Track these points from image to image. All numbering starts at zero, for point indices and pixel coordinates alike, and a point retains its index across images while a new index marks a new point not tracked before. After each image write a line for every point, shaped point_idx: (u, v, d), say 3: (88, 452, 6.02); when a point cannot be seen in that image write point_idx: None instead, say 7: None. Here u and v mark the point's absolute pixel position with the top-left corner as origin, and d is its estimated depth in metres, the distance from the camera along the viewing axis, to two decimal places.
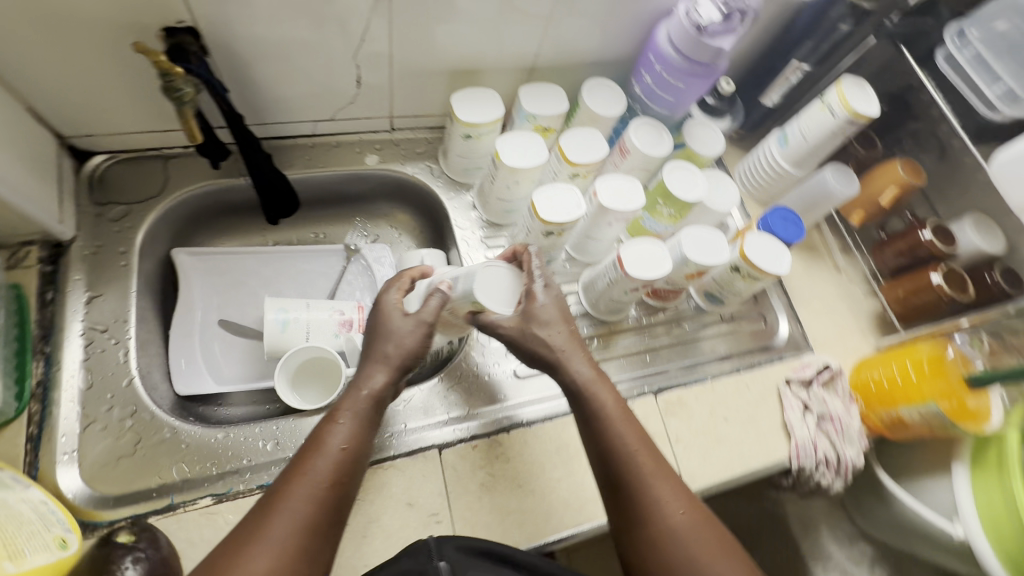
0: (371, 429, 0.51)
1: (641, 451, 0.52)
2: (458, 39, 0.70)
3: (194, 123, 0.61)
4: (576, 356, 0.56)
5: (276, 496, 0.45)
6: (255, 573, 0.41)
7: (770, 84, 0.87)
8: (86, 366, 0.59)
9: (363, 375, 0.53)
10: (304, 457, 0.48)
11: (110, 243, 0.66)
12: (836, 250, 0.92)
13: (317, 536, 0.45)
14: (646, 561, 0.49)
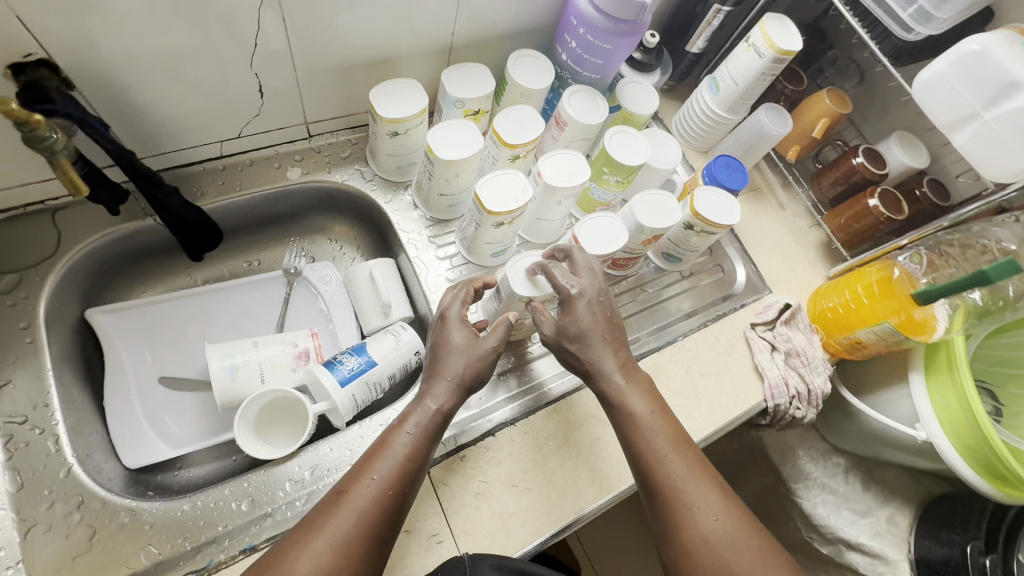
0: (432, 442, 0.53)
1: (676, 459, 0.53)
2: (365, 28, 0.64)
3: (76, 173, 0.52)
4: (610, 363, 0.58)
5: (340, 492, 0.47)
6: (314, 565, 0.43)
7: (693, 31, 0.84)
8: (10, 465, 0.52)
9: (429, 389, 0.55)
10: (368, 459, 0.50)
11: (7, 321, 0.58)
12: (777, 188, 0.94)
13: (369, 540, 0.46)
14: (680, 563, 0.50)
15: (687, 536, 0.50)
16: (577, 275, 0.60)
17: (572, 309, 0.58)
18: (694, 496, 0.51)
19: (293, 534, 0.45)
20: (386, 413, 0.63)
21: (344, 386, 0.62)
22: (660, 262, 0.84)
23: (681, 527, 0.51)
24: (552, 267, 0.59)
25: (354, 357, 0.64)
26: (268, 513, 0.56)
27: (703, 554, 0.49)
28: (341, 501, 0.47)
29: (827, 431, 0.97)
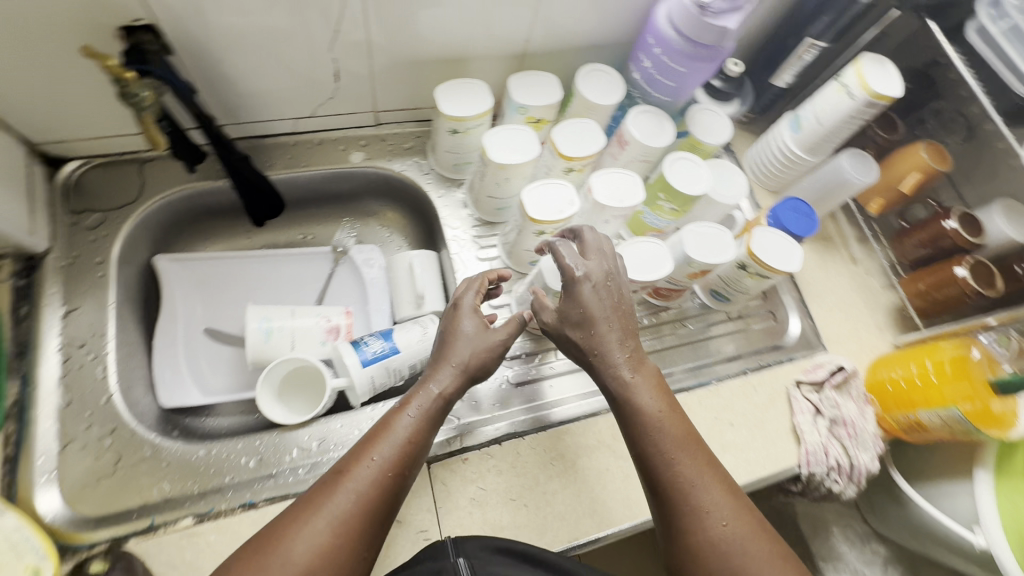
0: (434, 426, 0.52)
1: (685, 458, 0.50)
2: (443, 26, 0.65)
3: (156, 128, 0.57)
4: (621, 356, 0.54)
5: (341, 472, 0.47)
6: (310, 543, 0.43)
7: (781, 63, 0.80)
8: (64, 383, 0.58)
9: (432, 375, 0.54)
10: (369, 441, 0.49)
11: (85, 253, 0.64)
12: (852, 241, 0.87)
13: (371, 520, 0.46)
14: (687, 570, 0.47)
15: (698, 544, 0.47)
16: (584, 257, 0.56)
17: (575, 292, 0.54)
18: (704, 500, 0.48)
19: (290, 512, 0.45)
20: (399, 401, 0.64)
21: (364, 367, 0.64)
22: (706, 299, 0.80)
23: (691, 533, 0.47)
24: (558, 249, 0.56)
25: (380, 340, 0.66)
26: (272, 475, 0.58)
27: (715, 564, 0.46)
28: (341, 480, 0.46)
29: (869, 513, 0.88)
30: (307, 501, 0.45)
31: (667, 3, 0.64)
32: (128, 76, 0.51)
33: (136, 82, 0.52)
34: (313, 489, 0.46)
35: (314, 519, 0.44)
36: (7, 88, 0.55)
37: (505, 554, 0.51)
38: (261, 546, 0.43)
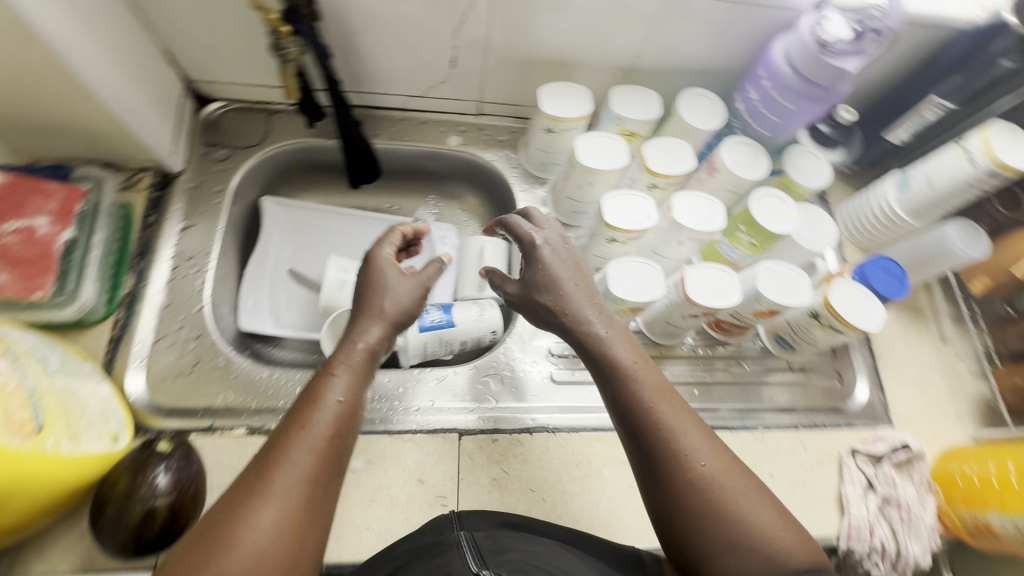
0: (369, 378, 0.50)
1: (660, 402, 0.49)
2: (559, 30, 0.69)
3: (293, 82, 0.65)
4: (594, 313, 0.55)
5: (279, 454, 0.42)
6: (261, 529, 0.38)
7: (899, 119, 0.77)
8: (169, 286, 0.65)
9: (355, 328, 0.52)
10: (299, 413, 0.44)
11: (209, 181, 0.72)
12: (945, 319, 0.81)
13: (327, 491, 0.42)
14: (673, 516, 0.46)
15: (675, 486, 0.46)
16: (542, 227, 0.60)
17: (536, 253, 0.57)
18: (679, 441, 0.47)
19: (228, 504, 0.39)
20: (444, 371, 0.67)
21: (421, 332, 0.67)
22: (769, 344, 0.77)
23: (668, 473, 0.47)
24: (512, 222, 0.60)
25: (439, 311, 0.69)
26: None
27: (694, 502, 0.45)
28: (282, 457, 0.41)
29: None
30: (247, 490, 0.40)
31: (786, 37, 0.64)
32: (285, 27, 0.59)
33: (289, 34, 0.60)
34: (248, 475, 0.41)
35: (266, 505, 0.39)
36: (183, 28, 0.65)
37: (507, 530, 0.50)
38: (205, 545, 0.38)
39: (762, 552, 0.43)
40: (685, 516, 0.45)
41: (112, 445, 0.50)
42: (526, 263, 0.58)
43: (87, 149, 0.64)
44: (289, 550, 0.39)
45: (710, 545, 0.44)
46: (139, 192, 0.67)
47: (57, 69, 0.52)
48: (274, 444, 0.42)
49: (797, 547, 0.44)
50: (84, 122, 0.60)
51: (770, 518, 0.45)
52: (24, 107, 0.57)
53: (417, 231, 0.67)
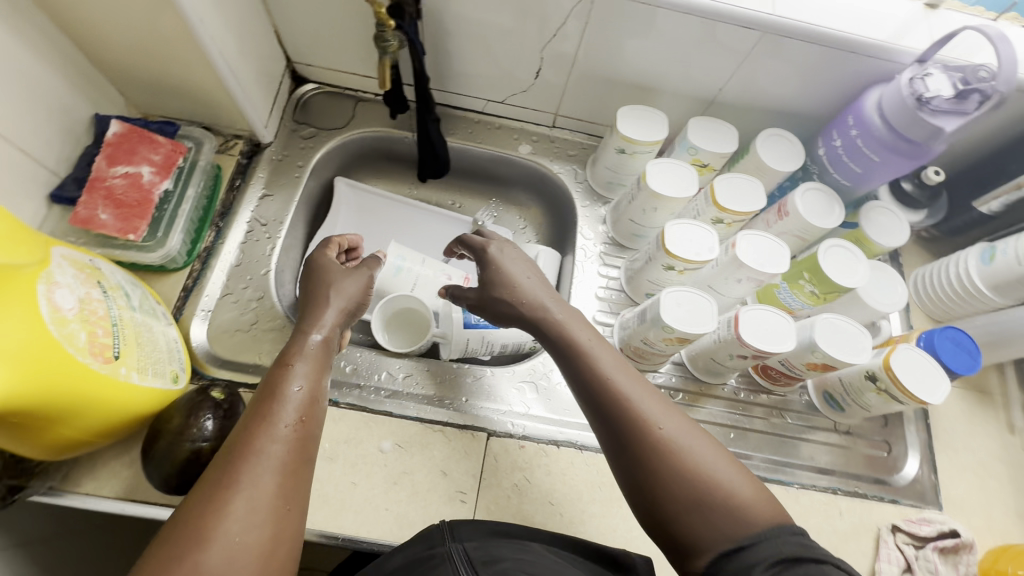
0: (328, 368, 0.52)
1: (619, 373, 0.50)
2: (646, 55, 0.69)
3: (388, 73, 0.67)
4: (562, 312, 0.56)
5: (243, 447, 0.42)
6: (234, 517, 0.38)
7: (992, 189, 0.73)
8: (241, 248, 0.69)
9: (308, 321, 0.54)
10: (262, 405, 0.45)
11: (293, 156, 0.77)
12: (1016, 406, 0.75)
13: (298, 481, 0.43)
14: (647, 491, 0.45)
15: (635, 452, 0.46)
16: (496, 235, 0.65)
17: (487, 253, 0.62)
18: (638, 407, 0.47)
19: (199, 501, 0.39)
20: (482, 370, 0.68)
21: (465, 328, 0.69)
22: (816, 400, 0.74)
23: (629, 439, 0.47)
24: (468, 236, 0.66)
25: None
26: (359, 386, 0.65)
27: (657, 466, 0.45)
28: (249, 448, 0.42)
29: None
30: (217, 486, 0.39)
31: (882, 89, 0.62)
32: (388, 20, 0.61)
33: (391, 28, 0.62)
34: (214, 472, 0.41)
35: (239, 497, 0.39)
36: (294, 13, 0.70)
37: (500, 539, 0.50)
38: (183, 540, 0.37)
39: (729, 508, 0.43)
40: (650, 478, 0.45)
41: (172, 384, 0.54)
42: (480, 266, 0.63)
43: (193, 112, 0.70)
44: (268, 540, 0.39)
45: (677, 505, 0.44)
46: (230, 157, 0.72)
47: (183, 35, 0.57)
48: (239, 439, 0.42)
49: (766, 504, 0.43)
50: (197, 85, 0.65)
51: (735, 475, 0.44)
52: (148, 65, 0.63)
53: (356, 243, 0.67)
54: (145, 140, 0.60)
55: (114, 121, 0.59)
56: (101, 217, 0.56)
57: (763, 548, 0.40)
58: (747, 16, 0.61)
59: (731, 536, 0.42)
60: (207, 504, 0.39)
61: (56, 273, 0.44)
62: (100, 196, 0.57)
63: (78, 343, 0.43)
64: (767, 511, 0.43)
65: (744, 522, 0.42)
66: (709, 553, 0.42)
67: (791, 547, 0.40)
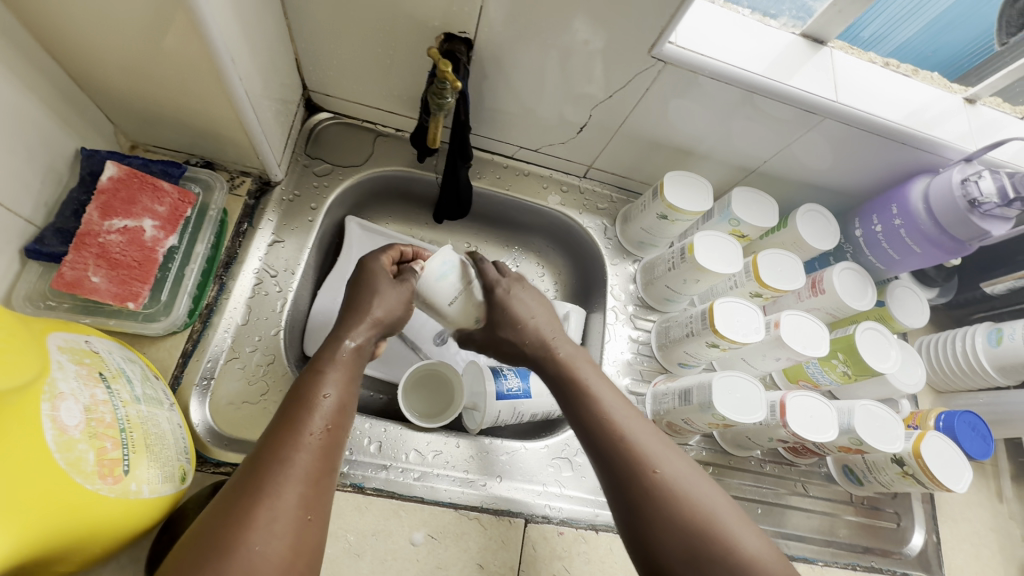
0: (359, 376, 0.50)
1: (625, 417, 0.50)
2: (695, 123, 0.67)
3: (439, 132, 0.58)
4: (577, 354, 0.56)
5: (272, 453, 0.40)
6: (256, 531, 0.36)
7: (998, 273, 0.76)
8: (248, 303, 0.61)
9: (342, 327, 0.52)
10: (288, 412, 0.43)
11: (306, 196, 0.69)
12: (1006, 477, 0.79)
13: (322, 496, 0.41)
14: (653, 537, 0.44)
15: (636, 492, 0.46)
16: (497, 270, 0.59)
17: (493, 296, 0.57)
18: (642, 449, 0.48)
19: (231, 505, 0.37)
20: (515, 445, 0.64)
21: (499, 399, 0.64)
22: (834, 472, 0.76)
23: (631, 479, 0.46)
24: (483, 263, 0.58)
25: (517, 379, 0.67)
26: (387, 467, 0.59)
27: (655, 510, 0.45)
28: (282, 452, 0.40)
29: None
30: (242, 495, 0.37)
31: (927, 179, 0.63)
32: (455, 87, 0.54)
33: (453, 91, 0.55)
34: (236, 485, 0.39)
35: (270, 505, 0.37)
36: (321, 43, 0.62)
37: None
38: (205, 549, 0.35)
39: (729, 560, 0.42)
40: (649, 519, 0.45)
41: (181, 484, 0.46)
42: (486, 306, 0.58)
43: (194, 144, 0.61)
44: (287, 554, 0.37)
45: (678, 554, 0.43)
46: (237, 197, 0.64)
47: (208, 72, 0.49)
48: (265, 450, 0.40)
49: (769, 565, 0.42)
50: (208, 120, 0.57)
51: (741, 530, 0.44)
52: (152, 95, 0.54)
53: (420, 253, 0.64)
54: (148, 187, 0.51)
55: (110, 163, 0.50)
56: (92, 280, 0.47)
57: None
58: (810, 102, 0.60)
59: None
60: (237, 509, 0.37)
61: (59, 382, 0.36)
62: (91, 253, 0.48)
63: (86, 467, 0.36)
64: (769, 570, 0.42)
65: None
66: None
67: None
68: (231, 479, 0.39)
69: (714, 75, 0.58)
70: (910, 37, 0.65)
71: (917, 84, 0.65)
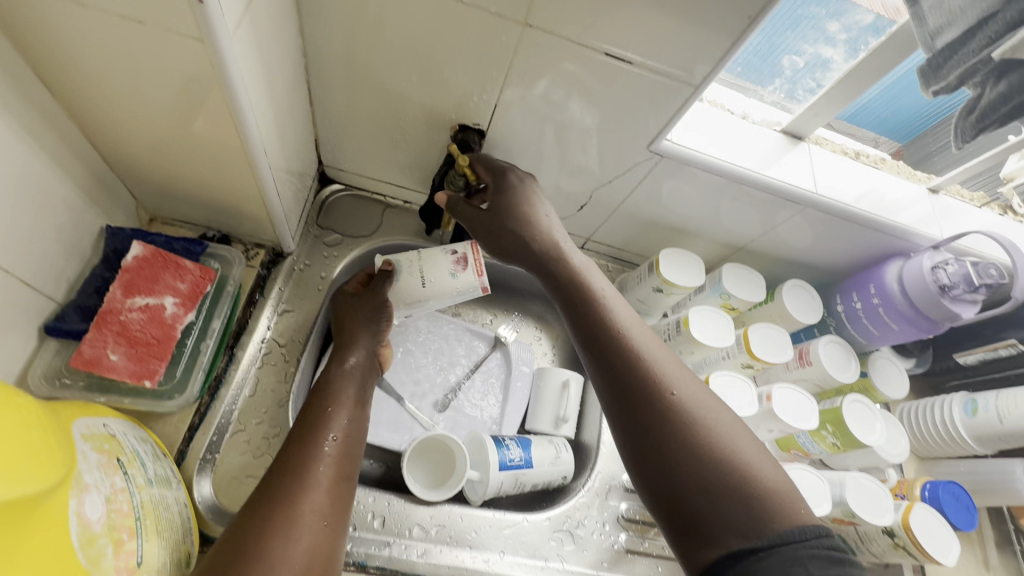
0: (363, 393, 0.60)
1: (638, 335, 0.53)
2: (687, 206, 0.72)
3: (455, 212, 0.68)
4: (595, 273, 0.59)
5: (293, 464, 0.49)
6: (281, 533, 0.43)
7: (969, 345, 0.81)
8: (256, 374, 0.62)
9: (340, 350, 0.62)
10: (307, 431, 0.53)
11: (316, 266, 0.72)
12: (991, 546, 0.81)
13: (339, 501, 0.49)
14: (664, 459, 0.45)
15: (654, 415, 0.47)
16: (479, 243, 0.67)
17: (507, 179, 0.61)
18: (660, 375, 0.49)
19: (261, 507, 0.45)
20: (517, 518, 0.65)
21: (501, 470, 0.65)
22: None
23: (647, 403, 0.48)
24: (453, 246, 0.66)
25: (518, 449, 0.68)
26: (390, 544, 0.59)
27: (670, 432, 0.46)
28: (302, 462, 0.49)
29: None
30: (269, 501, 0.45)
31: (901, 262, 0.69)
32: (473, 181, 0.63)
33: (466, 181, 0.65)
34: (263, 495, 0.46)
35: (293, 510, 0.45)
36: (342, 127, 0.67)
37: None
38: (239, 543, 0.42)
39: (747, 490, 0.42)
40: (666, 442, 0.46)
41: (185, 569, 0.46)
42: (497, 190, 0.61)
43: (211, 219, 0.63)
44: (309, 549, 0.44)
45: (690, 486, 0.43)
46: (250, 269, 0.65)
47: (242, 164, 0.52)
48: (288, 465, 0.49)
49: (787, 491, 0.42)
50: (230, 200, 0.59)
51: (753, 457, 0.45)
52: (176, 178, 0.56)
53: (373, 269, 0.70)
54: (171, 266, 0.53)
55: (136, 243, 0.52)
56: (110, 358, 0.48)
57: (782, 554, 0.37)
58: (793, 192, 0.65)
59: (743, 530, 0.40)
60: (264, 511, 0.44)
61: (84, 475, 0.37)
62: (111, 331, 0.49)
63: (105, 562, 0.36)
64: (791, 505, 0.41)
65: (760, 512, 0.41)
66: (721, 537, 0.40)
67: (818, 564, 0.36)
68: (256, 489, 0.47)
69: (706, 167, 0.63)
70: (871, 100, 0.66)
71: (885, 176, 0.72)
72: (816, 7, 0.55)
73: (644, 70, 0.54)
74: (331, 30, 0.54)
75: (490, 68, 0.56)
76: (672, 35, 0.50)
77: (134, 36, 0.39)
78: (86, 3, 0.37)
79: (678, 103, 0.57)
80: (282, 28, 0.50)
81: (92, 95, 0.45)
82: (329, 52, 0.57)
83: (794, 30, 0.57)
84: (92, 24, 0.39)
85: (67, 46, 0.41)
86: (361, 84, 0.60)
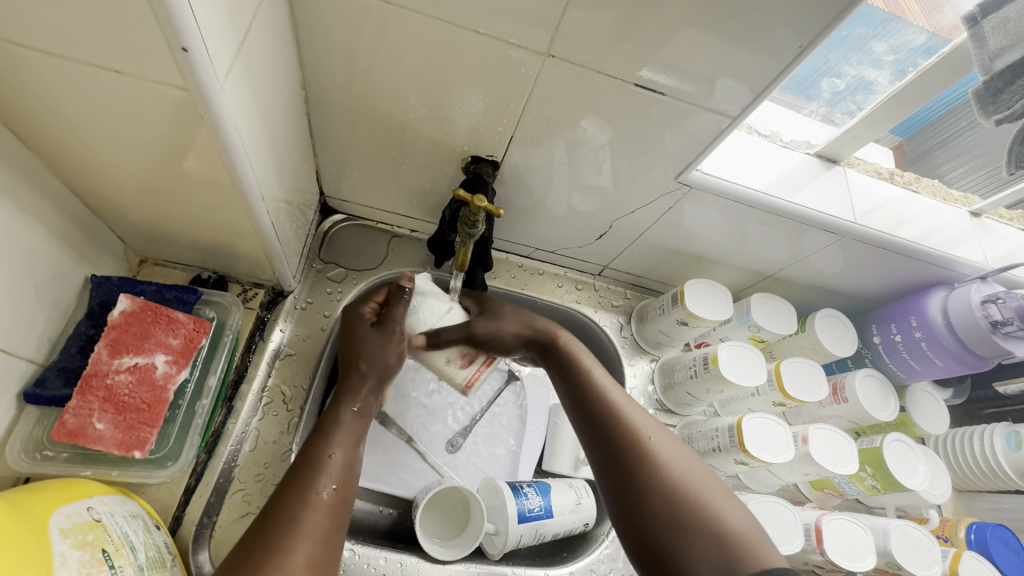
0: (361, 438, 0.54)
1: (613, 388, 0.56)
2: (712, 237, 0.68)
3: (469, 255, 0.58)
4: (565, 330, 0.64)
5: (280, 513, 0.44)
6: None
7: (1010, 373, 0.77)
8: (257, 426, 0.58)
9: (348, 393, 0.56)
10: (298, 476, 0.47)
11: (319, 304, 0.67)
12: None
13: (331, 551, 0.44)
14: (639, 499, 0.47)
15: (648, 487, 0.47)
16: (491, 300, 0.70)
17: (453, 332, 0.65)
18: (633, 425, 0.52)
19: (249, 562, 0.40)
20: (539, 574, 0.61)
21: (519, 522, 0.60)
22: None
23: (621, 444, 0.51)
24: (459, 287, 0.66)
25: (537, 496, 0.63)
26: None
27: (660, 495, 0.47)
28: (292, 511, 0.44)
29: None
30: (260, 556, 0.41)
31: (943, 292, 0.65)
32: (497, 217, 0.52)
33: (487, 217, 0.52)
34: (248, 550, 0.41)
35: (283, 564, 0.40)
36: (346, 159, 0.62)
37: None
38: None
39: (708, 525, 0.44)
40: (639, 482, 0.48)
41: None
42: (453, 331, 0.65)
43: (206, 261, 0.58)
44: None
45: (661, 521, 0.45)
46: (249, 311, 0.61)
47: (237, 209, 0.48)
48: (276, 515, 0.44)
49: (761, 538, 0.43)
50: (226, 245, 0.55)
51: (724, 504, 0.46)
52: (166, 223, 0.52)
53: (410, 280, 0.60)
54: (163, 320, 0.49)
55: (124, 296, 0.48)
56: (97, 427, 0.44)
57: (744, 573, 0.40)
58: (829, 222, 0.61)
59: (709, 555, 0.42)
60: (254, 564, 0.40)
61: None
62: (98, 396, 0.45)
63: None
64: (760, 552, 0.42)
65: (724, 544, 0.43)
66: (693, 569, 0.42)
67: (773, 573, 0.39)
68: (243, 540, 0.42)
69: (738, 198, 0.59)
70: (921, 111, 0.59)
71: (923, 199, 0.67)
72: (862, 28, 0.50)
73: (675, 99, 0.50)
74: (332, 59, 0.50)
75: (505, 98, 0.52)
76: (706, 62, 0.46)
77: (112, 86, 0.35)
78: (55, 51, 0.33)
79: (712, 132, 0.53)
80: (279, 61, 0.46)
81: (69, 144, 0.41)
82: (328, 83, 0.52)
83: (836, 52, 0.52)
84: (65, 74, 0.35)
85: (38, 95, 0.36)
86: (365, 117, 0.56)
